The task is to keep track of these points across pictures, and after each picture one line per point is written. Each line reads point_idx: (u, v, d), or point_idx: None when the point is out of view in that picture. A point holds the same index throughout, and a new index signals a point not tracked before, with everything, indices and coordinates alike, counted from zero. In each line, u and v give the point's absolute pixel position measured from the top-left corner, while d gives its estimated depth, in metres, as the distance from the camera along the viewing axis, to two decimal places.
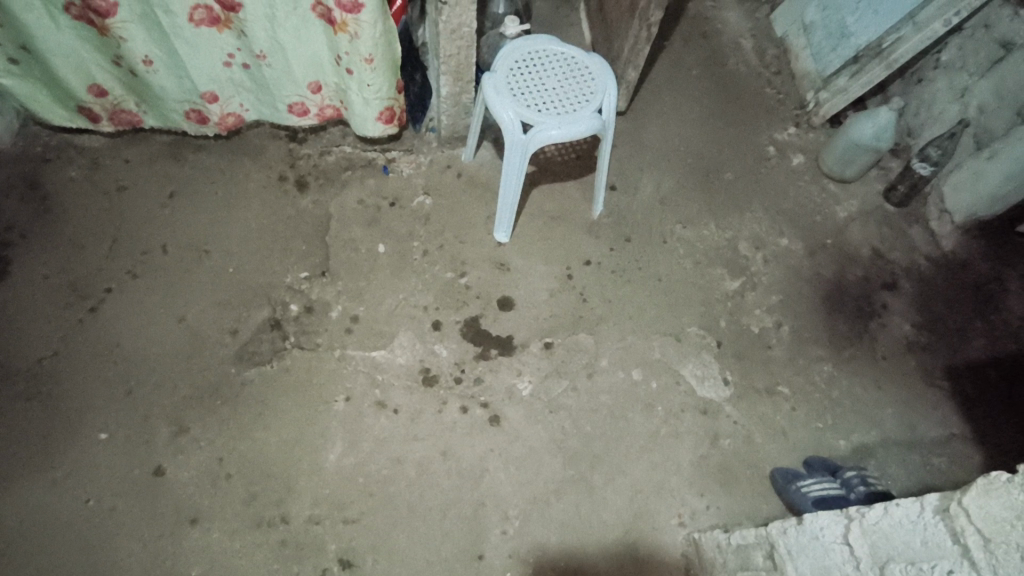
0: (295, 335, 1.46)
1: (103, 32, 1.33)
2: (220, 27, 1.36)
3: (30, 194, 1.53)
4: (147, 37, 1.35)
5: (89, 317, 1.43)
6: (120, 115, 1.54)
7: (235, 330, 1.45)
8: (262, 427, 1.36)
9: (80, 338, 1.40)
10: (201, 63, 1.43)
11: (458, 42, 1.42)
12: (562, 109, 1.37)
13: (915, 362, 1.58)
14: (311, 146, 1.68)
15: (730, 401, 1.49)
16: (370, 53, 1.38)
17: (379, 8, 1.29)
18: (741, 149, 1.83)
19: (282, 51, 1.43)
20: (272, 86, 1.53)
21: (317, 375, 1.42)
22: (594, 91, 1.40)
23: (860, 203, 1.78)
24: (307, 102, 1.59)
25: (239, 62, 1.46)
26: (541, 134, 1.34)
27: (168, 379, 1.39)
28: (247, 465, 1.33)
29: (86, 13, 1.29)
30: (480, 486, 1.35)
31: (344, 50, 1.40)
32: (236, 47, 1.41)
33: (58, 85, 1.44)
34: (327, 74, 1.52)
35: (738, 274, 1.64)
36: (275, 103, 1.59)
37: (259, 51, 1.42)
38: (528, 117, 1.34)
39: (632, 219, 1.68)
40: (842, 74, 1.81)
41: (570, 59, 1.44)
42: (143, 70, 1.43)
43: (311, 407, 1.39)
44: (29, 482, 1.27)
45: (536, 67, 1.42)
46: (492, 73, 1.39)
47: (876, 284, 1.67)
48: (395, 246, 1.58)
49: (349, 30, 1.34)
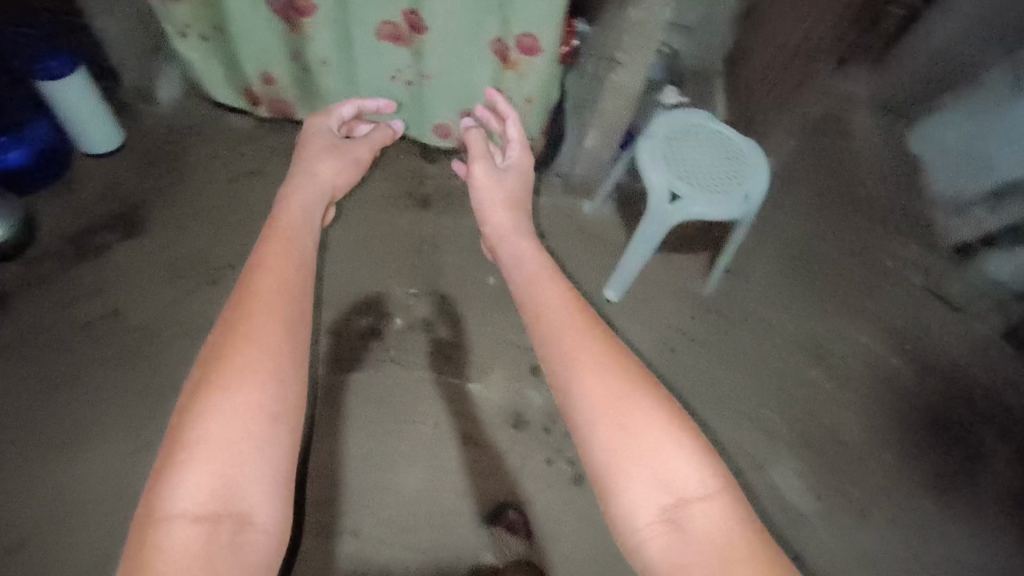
0: (323, 366, 1.43)
1: (294, 28, 1.40)
2: (401, 44, 1.42)
3: (173, 163, 1.60)
4: (329, 39, 1.43)
5: (210, 288, 1.47)
6: (277, 104, 1.63)
7: (335, 333, 1.48)
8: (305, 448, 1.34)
9: (197, 307, 1.45)
10: (371, 74, 1.50)
11: (615, 101, 1.46)
12: (711, 186, 1.35)
13: (1019, 517, 1.48)
14: (440, 167, 1.73)
15: (818, 515, 1.42)
16: (531, 93, 1.44)
17: (554, 55, 1.35)
18: (859, 257, 1.78)
19: (448, 75, 1.47)
20: (426, 106, 1.58)
21: (349, 411, 1.40)
22: (744, 176, 1.38)
23: (978, 335, 1.70)
24: (453, 127, 1.63)
25: (404, 79, 1.51)
26: (687, 207, 1.33)
27: None
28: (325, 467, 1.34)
29: (288, 9, 1.36)
30: (550, 546, 1.31)
31: (507, 86, 1.45)
32: (407, 64, 1.47)
33: (235, 66, 1.54)
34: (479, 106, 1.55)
35: (839, 382, 1.59)
36: (421, 123, 1.65)
37: (426, 73, 1.47)
38: (676, 188, 1.34)
39: (738, 303, 1.66)
40: (980, 206, 1.75)
41: (725, 139, 1.43)
42: (318, 67, 1.50)
43: (342, 438, 1.37)
44: (124, 437, 1.31)
45: (692, 141, 1.42)
46: (648, 138, 1.41)
47: (985, 424, 1.59)
48: (502, 280, 1.58)
49: (518, 70, 1.39)
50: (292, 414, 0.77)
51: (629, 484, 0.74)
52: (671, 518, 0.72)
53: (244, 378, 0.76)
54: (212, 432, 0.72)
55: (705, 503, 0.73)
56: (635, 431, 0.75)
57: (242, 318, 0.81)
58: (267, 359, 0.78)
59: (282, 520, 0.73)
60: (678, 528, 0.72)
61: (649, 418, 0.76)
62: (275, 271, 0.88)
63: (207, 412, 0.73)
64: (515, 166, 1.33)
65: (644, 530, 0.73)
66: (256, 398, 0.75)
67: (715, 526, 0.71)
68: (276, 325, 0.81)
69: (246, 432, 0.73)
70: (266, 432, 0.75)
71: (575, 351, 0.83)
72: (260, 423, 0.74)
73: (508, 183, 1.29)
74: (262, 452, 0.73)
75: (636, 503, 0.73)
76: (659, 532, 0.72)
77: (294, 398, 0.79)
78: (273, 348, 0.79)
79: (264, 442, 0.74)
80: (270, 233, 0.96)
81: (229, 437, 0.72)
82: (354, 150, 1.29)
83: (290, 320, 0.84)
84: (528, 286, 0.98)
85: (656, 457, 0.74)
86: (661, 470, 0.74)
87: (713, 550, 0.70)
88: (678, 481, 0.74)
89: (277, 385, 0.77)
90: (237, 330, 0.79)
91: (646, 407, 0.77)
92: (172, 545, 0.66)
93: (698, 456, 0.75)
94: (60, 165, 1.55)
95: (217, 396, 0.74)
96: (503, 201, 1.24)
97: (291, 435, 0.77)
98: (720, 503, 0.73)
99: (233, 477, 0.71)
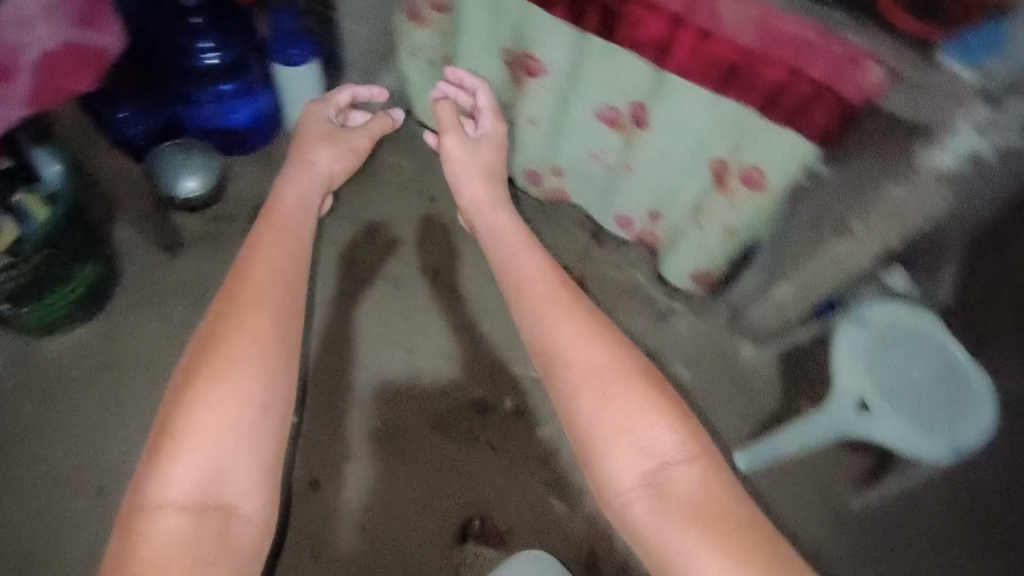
0: (412, 414, 1.48)
1: (514, 83, 1.37)
2: (613, 128, 1.33)
3: None
4: (545, 103, 1.36)
5: (349, 299, 1.58)
6: None
7: (447, 391, 1.51)
8: (298, 452, 1.42)
9: (337, 317, 1.56)
10: (574, 147, 1.43)
11: (832, 273, 1.24)
12: (915, 411, 1.11)
13: None
14: (608, 252, 1.66)
15: None
16: (733, 222, 1.32)
17: (776, 194, 1.23)
18: None
19: (652, 176, 1.37)
20: (616, 193, 1.49)
21: (379, 454, 1.44)
22: (963, 413, 1.11)
23: None
24: (635, 220, 1.54)
25: (605, 161, 1.42)
26: (874, 425, 1.12)
27: (375, 398, 1.49)
28: (369, 510, 1.40)
29: (515, 65, 1.33)
30: None
31: (710, 209, 1.32)
32: (613, 149, 1.38)
33: None
34: (672, 213, 1.44)
35: None
36: (605, 206, 1.56)
37: (629, 164, 1.38)
38: (868, 398, 1.13)
39: (889, 532, 1.40)
40: None
41: (950, 357, 1.17)
42: (522, 124, 1.44)
43: (348, 469, 1.42)
44: None
45: (908, 345, 1.18)
46: (853, 326, 1.19)
47: None
48: None
49: (729, 196, 1.27)
50: (280, 401, 0.79)
51: (613, 449, 0.74)
52: (652, 484, 0.72)
53: (235, 373, 0.77)
54: (202, 419, 0.74)
55: (687, 467, 0.73)
56: (618, 401, 0.76)
57: (237, 303, 0.82)
58: (257, 350, 0.79)
59: (265, 517, 0.75)
60: (659, 492, 0.71)
61: (621, 377, 0.77)
62: (274, 250, 0.90)
63: (192, 408, 0.74)
64: (489, 134, 1.22)
65: (628, 495, 0.72)
66: (247, 381, 0.77)
67: (696, 488, 0.72)
68: (263, 306, 0.82)
69: (232, 425, 0.74)
70: (257, 419, 0.76)
71: (554, 320, 0.83)
72: (247, 405, 0.76)
73: (482, 156, 1.18)
74: (246, 439, 0.75)
75: (618, 470, 0.73)
76: (641, 498, 0.72)
77: (279, 386, 0.79)
78: (264, 343, 0.80)
79: (246, 433, 0.75)
80: (267, 220, 0.95)
81: (215, 431, 0.74)
82: (352, 138, 1.22)
83: (280, 306, 0.84)
84: (513, 260, 0.95)
85: (633, 423, 0.75)
86: (640, 438, 0.74)
87: (692, 513, 0.69)
88: (655, 446, 0.74)
89: (267, 377, 0.78)
90: (226, 327, 0.79)
91: (621, 376, 0.77)
92: (159, 535, 0.69)
93: (675, 424, 0.75)
94: (267, 134, 1.62)
95: (209, 380, 0.76)
96: (480, 172, 1.16)
97: (275, 428, 0.78)
98: (697, 470, 0.73)
99: (218, 467, 0.73)
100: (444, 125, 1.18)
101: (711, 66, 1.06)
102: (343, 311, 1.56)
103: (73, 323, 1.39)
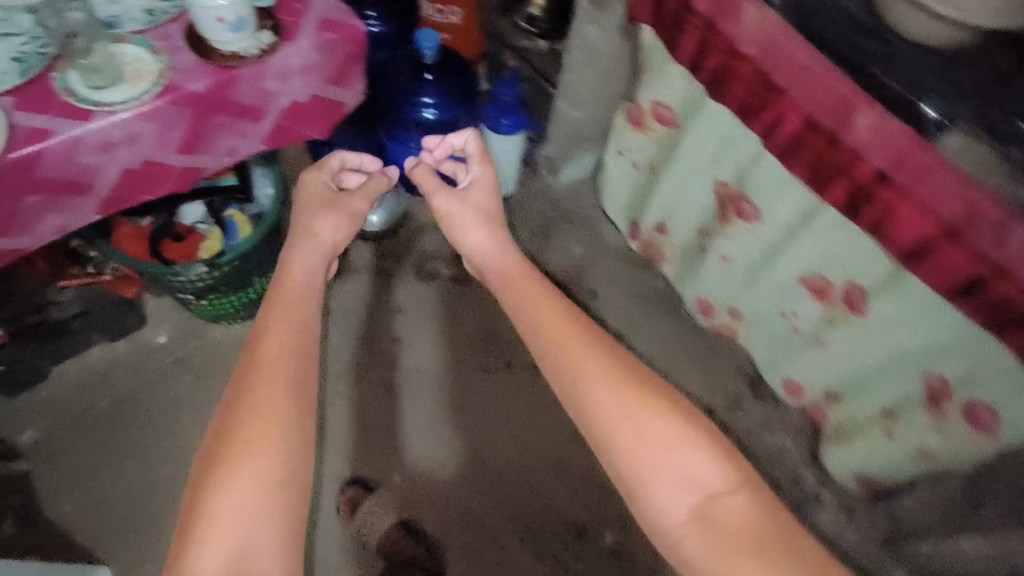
0: (507, 517, 1.36)
1: (720, 218, 1.27)
2: (816, 297, 1.17)
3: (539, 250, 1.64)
4: (747, 248, 1.24)
5: (484, 374, 1.51)
6: (652, 249, 1.55)
7: (552, 503, 1.38)
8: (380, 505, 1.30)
9: (467, 390, 1.49)
10: (760, 299, 1.30)
11: None
12: None
13: None
14: (762, 408, 1.48)
15: None
16: (931, 451, 1.14)
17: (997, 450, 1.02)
18: None
19: (847, 362, 1.20)
20: (794, 358, 1.33)
21: (464, 544, 1.33)
22: None
23: None
24: (806, 391, 1.36)
25: (792, 324, 1.27)
26: None
27: (480, 483, 1.39)
28: None
29: (726, 199, 1.23)
30: None
31: (911, 423, 1.15)
32: (807, 319, 1.22)
33: (641, 202, 1.48)
34: (857, 407, 1.26)
35: None
36: (775, 365, 1.40)
37: (822, 340, 1.22)
38: None
39: None
40: None
41: None
42: (712, 258, 1.34)
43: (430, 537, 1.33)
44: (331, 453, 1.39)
45: None
46: None
47: None
48: None
49: (941, 418, 1.08)
50: (294, 488, 0.67)
51: (646, 484, 0.64)
52: (696, 515, 0.62)
53: (273, 448, 0.66)
54: (229, 507, 0.64)
55: (733, 495, 0.63)
56: (645, 431, 0.65)
57: (258, 369, 0.70)
58: (276, 430, 0.67)
59: None
60: (707, 523, 0.62)
61: (640, 401, 0.66)
62: (294, 314, 0.75)
63: (217, 488, 0.64)
64: (478, 183, 0.96)
65: (671, 530, 0.63)
66: (270, 473, 0.65)
67: (742, 518, 0.62)
68: (283, 371, 0.70)
69: (257, 511, 0.64)
70: (283, 503, 0.66)
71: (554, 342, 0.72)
72: (271, 496, 0.65)
73: (477, 204, 0.93)
74: (270, 529, 0.64)
75: (656, 505, 0.63)
76: (686, 537, 0.62)
77: (302, 468, 0.68)
78: (289, 432, 0.67)
79: (275, 519, 0.65)
80: (271, 298, 0.76)
81: (237, 519, 0.63)
82: (350, 202, 0.94)
83: (293, 375, 0.70)
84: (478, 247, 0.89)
85: (665, 455, 0.64)
86: (672, 466, 0.64)
87: (741, 543, 0.60)
88: (694, 475, 0.64)
89: (293, 449, 0.67)
90: (245, 414, 0.67)
91: (637, 396, 0.67)
92: None
93: (708, 451, 0.65)
94: None
95: (231, 473, 0.65)
96: (477, 216, 0.91)
97: (295, 523, 0.66)
98: (743, 495, 0.63)
99: (240, 558, 0.62)
100: (428, 188, 0.94)
101: (965, 285, 0.89)
102: (449, 374, 1.51)
103: (238, 317, 1.49)
